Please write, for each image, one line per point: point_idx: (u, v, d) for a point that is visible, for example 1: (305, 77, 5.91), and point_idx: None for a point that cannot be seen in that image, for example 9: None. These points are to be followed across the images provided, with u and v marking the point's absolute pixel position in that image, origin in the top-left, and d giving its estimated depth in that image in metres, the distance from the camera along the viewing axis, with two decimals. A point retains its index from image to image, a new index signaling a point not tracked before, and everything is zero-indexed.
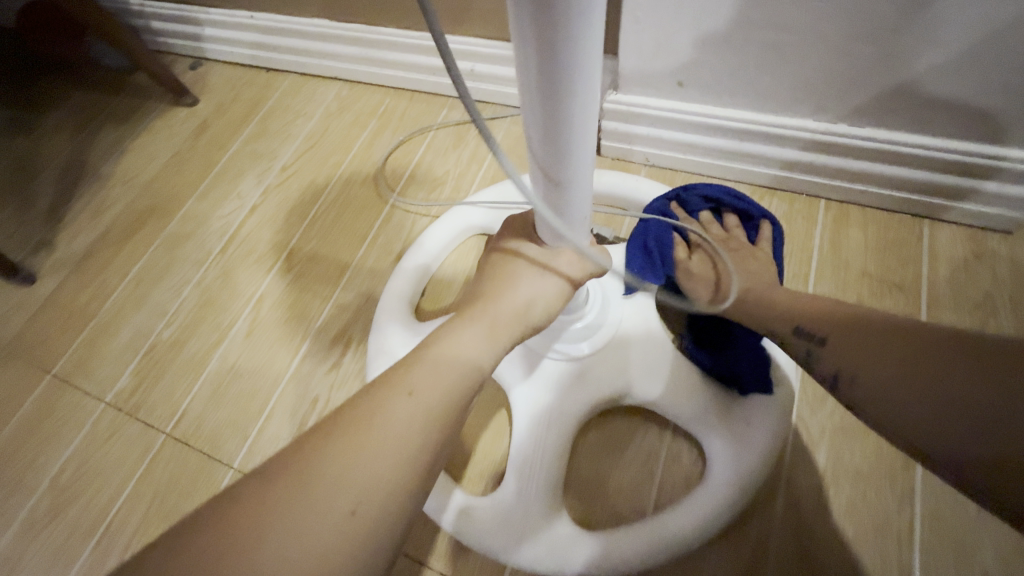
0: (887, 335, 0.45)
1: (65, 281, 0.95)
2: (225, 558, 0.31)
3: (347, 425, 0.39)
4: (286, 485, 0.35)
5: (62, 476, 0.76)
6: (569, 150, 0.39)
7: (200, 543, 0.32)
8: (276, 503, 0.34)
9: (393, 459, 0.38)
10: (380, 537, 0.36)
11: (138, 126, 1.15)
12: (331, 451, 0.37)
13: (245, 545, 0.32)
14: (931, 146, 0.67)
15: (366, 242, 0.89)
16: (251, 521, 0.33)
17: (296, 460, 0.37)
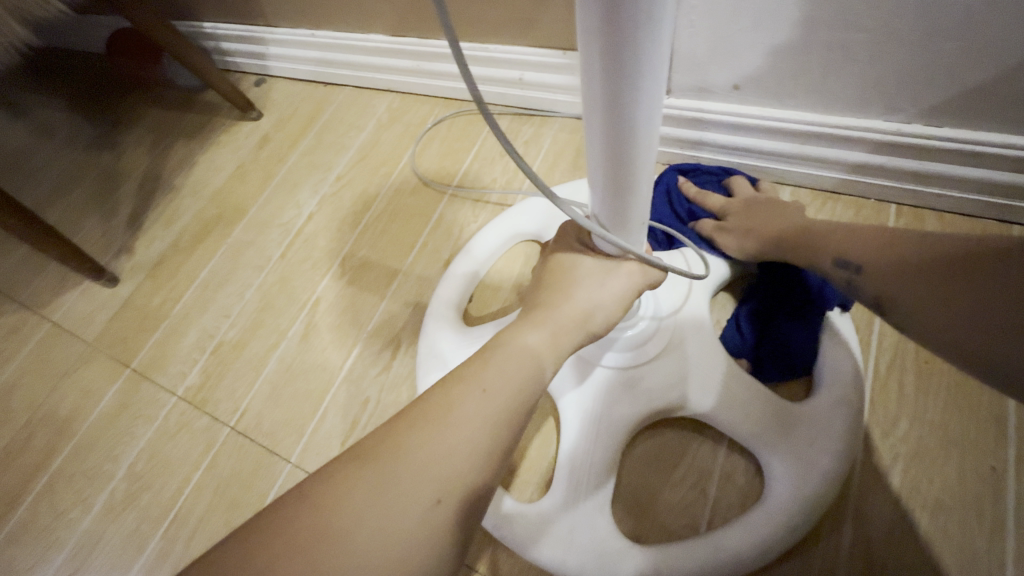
0: (937, 261, 0.44)
1: (142, 284, 1.03)
2: (321, 542, 0.32)
3: (420, 420, 0.40)
4: (373, 474, 0.36)
5: (137, 464, 0.82)
6: (628, 165, 0.39)
7: (291, 521, 0.33)
8: (367, 492, 0.35)
9: (464, 457, 0.38)
10: (454, 535, 0.36)
11: (207, 139, 1.23)
12: (411, 445, 0.38)
13: (340, 530, 0.33)
14: (1022, 147, 0.61)
15: (415, 249, 0.91)
16: (344, 507, 0.34)
17: (382, 450, 0.38)
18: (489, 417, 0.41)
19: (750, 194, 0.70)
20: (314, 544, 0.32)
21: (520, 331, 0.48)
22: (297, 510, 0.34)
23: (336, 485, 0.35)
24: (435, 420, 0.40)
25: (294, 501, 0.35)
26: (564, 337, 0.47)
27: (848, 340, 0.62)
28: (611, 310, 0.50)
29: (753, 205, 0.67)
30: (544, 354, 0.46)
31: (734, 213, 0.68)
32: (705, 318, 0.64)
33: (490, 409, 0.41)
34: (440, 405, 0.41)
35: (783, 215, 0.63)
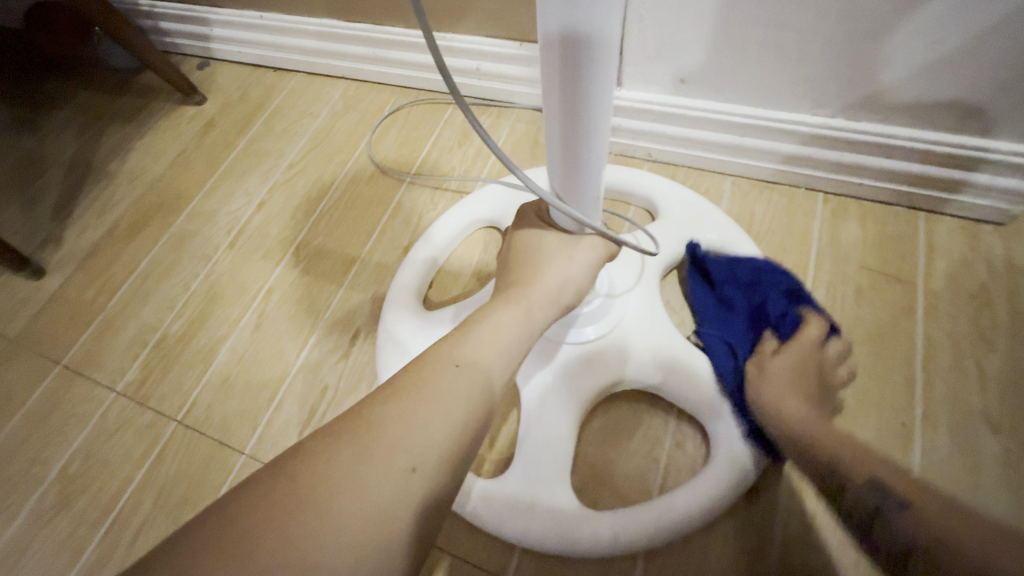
0: (960, 515, 0.42)
1: (73, 276, 0.96)
2: (296, 512, 0.32)
3: (395, 394, 0.40)
4: (349, 445, 0.36)
5: (72, 465, 0.76)
6: (585, 144, 0.41)
7: (263, 493, 0.33)
8: (343, 463, 0.35)
9: (438, 428, 0.39)
10: (429, 502, 0.37)
11: (145, 124, 1.16)
12: (386, 418, 0.38)
13: (316, 500, 0.33)
14: (927, 140, 0.69)
15: (373, 237, 0.90)
16: (320, 478, 0.34)
17: (358, 423, 0.38)
18: (456, 387, 0.42)
19: (827, 360, 0.62)
20: (294, 517, 0.32)
21: (483, 307, 0.49)
22: (273, 485, 0.34)
23: (312, 459, 0.35)
24: (404, 391, 0.40)
25: (268, 478, 0.34)
26: (530, 311, 0.49)
27: None
28: (571, 286, 0.52)
29: (814, 375, 0.60)
30: (506, 328, 0.47)
31: (802, 365, 0.60)
32: (655, 297, 0.68)
33: (454, 380, 0.42)
34: (410, 381, 0.41)
35: (812, 411, 0.55)
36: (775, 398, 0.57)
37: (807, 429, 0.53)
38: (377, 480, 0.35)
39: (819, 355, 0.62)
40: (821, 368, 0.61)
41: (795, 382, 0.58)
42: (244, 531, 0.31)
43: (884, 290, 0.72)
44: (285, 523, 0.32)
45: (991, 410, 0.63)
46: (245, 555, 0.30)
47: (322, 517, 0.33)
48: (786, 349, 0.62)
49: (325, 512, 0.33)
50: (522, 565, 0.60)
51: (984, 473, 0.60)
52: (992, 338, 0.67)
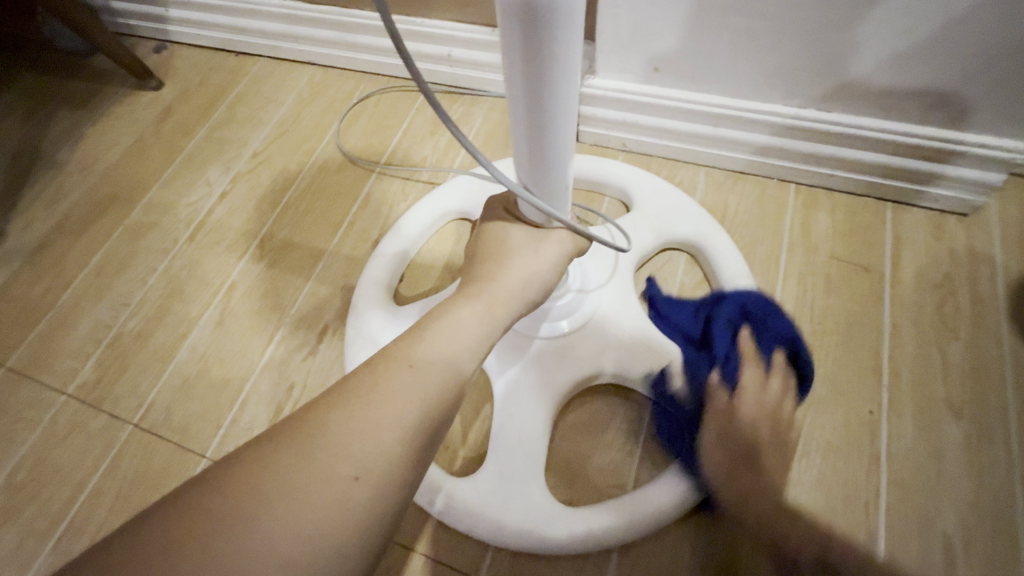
0: (850, 557, 0.47)
1: (19, 272, 0.90)
2: (226, 523, 0.31)
3: (353, 395, 0.38)
4: (288, 450, 0.34)
5: (19, 473, 0.72)
6: (551, 134, 0.40)
7: (193, 503, 0.31)
8: (281, 468, 0.33)
9: (392, 432, 0.37)
10: (379, 509, 0.35)
11: (97, 110, 1.10)
12: (333, 420, 0.36)
13: (249, 509, 0.31)
14: (892, 131, 0.70)
15: (342, 229, 0.87)
16: (253, 487, 0.32)
17: (300, 428, 0.36)
18: (420, 385, 0.40)
19: (775, 402, 0.58)
20: (219, 532, 0.30)
21: (453, 302, 0.47)
22: (202, 496, 0.32)
23: (247, 467, 0.33)
24: (363, 391, 0.38)
25: (200, 486, 0.32)
26: (500, 304, 0.47)
27: None
28: (543, 276, 0.50)
29: (761, 421, 0.57)
30: (473, 322, 0.45)
31: (747, 417, 0.57)
32: (629, 290, 0.67)
33: (421, 377, 0.41)
34: (365, 379, 0.40)
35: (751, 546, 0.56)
36: (723, 472, 0.55)
37: (761, 507, 0.52)
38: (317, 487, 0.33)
39: (765, 399, 0.58)
40: (772, 411, 0.57)
41: (744, 447, 0.55)
42: (166, 545, 0.30)
43: (853, 280, 0.73)
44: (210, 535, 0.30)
45: (954, 397, 0.64)
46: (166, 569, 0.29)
47: (251, 529, 0.31)
48: (734, 403, 0.58)
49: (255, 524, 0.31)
50: (495, 563, 0.59)
51: (946, 458, 0.61)
52: (954, 327, 0.68)
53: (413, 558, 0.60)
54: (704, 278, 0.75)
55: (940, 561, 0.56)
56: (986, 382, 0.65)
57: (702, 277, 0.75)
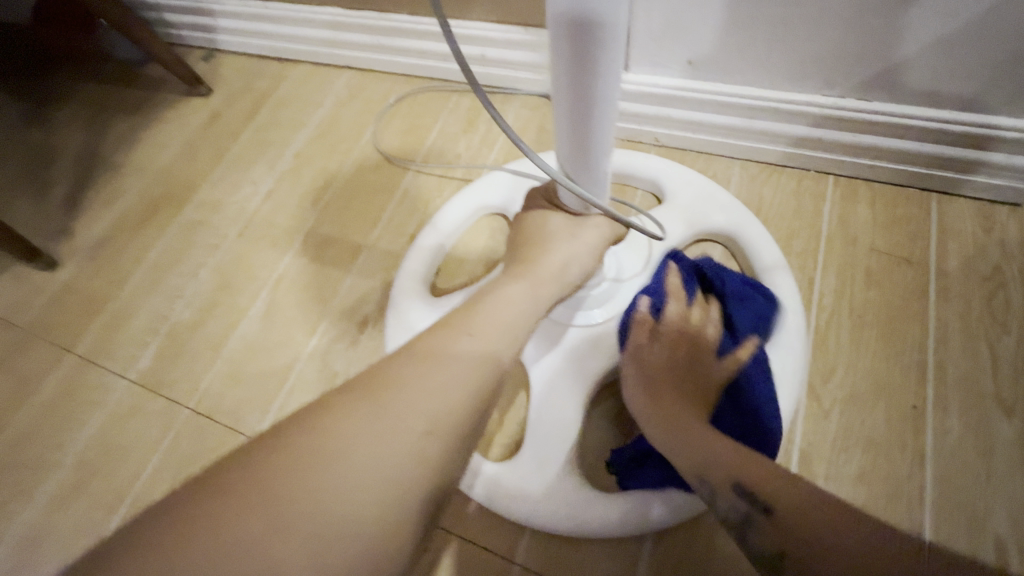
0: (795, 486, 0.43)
1: (83, 266, 0.97)
2: (322, 463, 0.33)
3: (418, 360, 0.41)
4: (368, 404, 0.37)
5: (86, 451, 0.78)
6: (592, 123, 0.41)
7: (291, 441, 0.34)
8: (364, 419, 0.36)
9: (458, 394, 0.40)
10: (446, 463, 0.37)
11: (151, 116, 1.17)
12: (404, 380, 0.39)
13: (339, 452, 0.34)
14: (938, 118, 0.68)
15: (379, 225, 0.90)
16: (341, 433, 0.35)
17: (376, 385, 0.38)
18: (479, 356, 0.42)
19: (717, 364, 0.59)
20: (314, 470, 0.32)
21: (501, 285, 0.49)
22: (294, 438, 0.34)
23: (333, 415, 0.36)
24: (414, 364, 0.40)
25: (292, 431, 0.35)
26: (538, 287, 0.49)
27: (791, 294, 0.67)
28: (580, 263, 0.52)
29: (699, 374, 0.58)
30: (517, 304, 0.47)
31: (682, 366, 0.58)
32: None
33: (476, 350, 0.43)
34: (426, 347, 0.42)
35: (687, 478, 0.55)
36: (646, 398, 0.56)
37: (684, 441, 0.50)
38: (390, 438, 0.35)
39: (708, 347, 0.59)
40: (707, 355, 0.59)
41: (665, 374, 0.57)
42: (253, 482, 0.32)
43: (895, 273, 0.71)
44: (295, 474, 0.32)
45: (1006, 392, 0.62)
46: (253, 505, 0.31)
47: (332, 473, 0.33)
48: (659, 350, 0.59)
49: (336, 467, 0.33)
50: (531, 547, 0.61)
51: (997, 455, 0.59)
52: (1005, 320, 0.66)
53: (451, 539, 0.62)
54: (739, 271, 0.74)
55: (991, 559, 0.54)
56: None
57: (737, 270, 0.74)
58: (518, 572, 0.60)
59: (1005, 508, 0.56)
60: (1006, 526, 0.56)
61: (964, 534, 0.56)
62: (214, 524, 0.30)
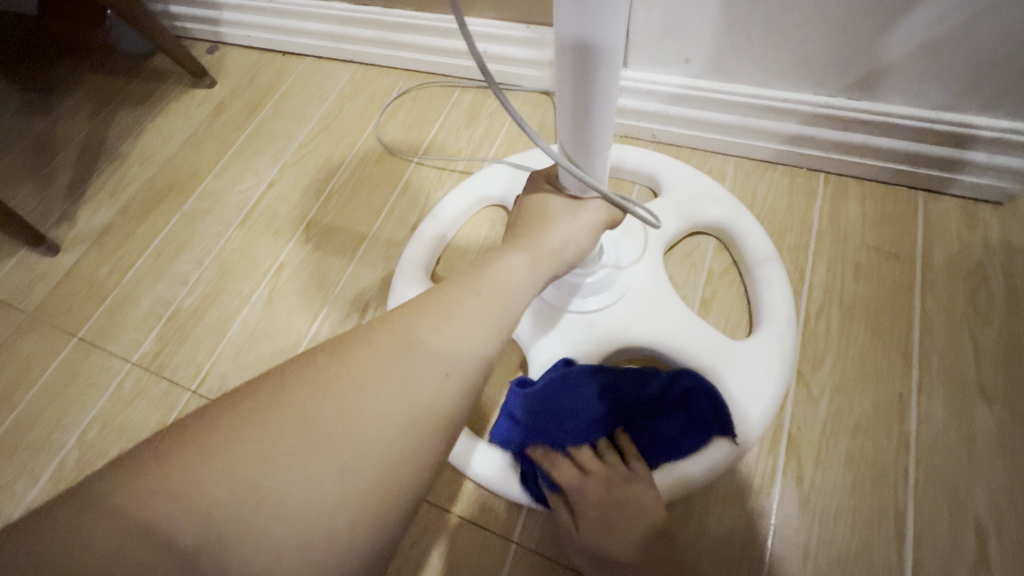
0: None
1: (86, 253, 0.98)
2: (346, 394, 0.34)
3: (436, 305, 0.41)
4: (390, 342, 0.38)
5: (89, 433, 0.79)
6: (594, 113, 0.43)
7: (317, 369, 0.36)
8: (386, 356, 0.37)
9: (476, 342, 0.40)
10: (462, 407, 0.38)
11: (156, 107, 1.18)
12: (423, 324, 0.39)
13: (362, 385, 0.35)
14: (925, 118, 0.70)
15: (382, 215, 0.92)
16: (364, 368, 0.36)
17: (397, 325, 0.39)
18: (496, 307, 0.43)
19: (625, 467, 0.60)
20: (339, 399, 0.34)
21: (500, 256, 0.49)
22: (321, 366, 0.36)
23: (357, 349, 0.37)
24: (425, 312, 0.41)
25: (320, 358, 0.36)
26: (537, 261, 0.49)
27: (781, 285, 0.69)
28: (580, 248, 0.53)
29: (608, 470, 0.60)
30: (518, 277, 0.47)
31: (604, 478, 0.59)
32: (660, 268, 0.68)
33: (491, 304, 0.43)
34: (445, 295, 0.42)
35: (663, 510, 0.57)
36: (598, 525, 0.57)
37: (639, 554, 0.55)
38: (405, 375, 0.36)
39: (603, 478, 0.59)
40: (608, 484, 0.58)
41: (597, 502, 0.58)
42: (283, 406, 0.33)
43: (882, 267, 0.73)
44: (313, 405, 0.34)
45: (987, 381, 0.64)
46: (282, 424, 0.33)
47: (348, 406, 0.34)
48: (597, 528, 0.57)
49: (353, 399, 0.34)
50: (528, 527, 0.63)
51: (978, 441, 0.61)
52: (988, 313, 0.68)
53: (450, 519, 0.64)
54: (732, 263, 0.76)
55: (971, 540, 0.57)
56: (1021, 368, 0.64)
57: (730, 263, 0.77)
58: (515, 550, 0.62)
59: (984, 491, 0.58)
60: (985, 509, 0.58)
61: (946, 516, 0.58)
62: (250, 435, 0.32)
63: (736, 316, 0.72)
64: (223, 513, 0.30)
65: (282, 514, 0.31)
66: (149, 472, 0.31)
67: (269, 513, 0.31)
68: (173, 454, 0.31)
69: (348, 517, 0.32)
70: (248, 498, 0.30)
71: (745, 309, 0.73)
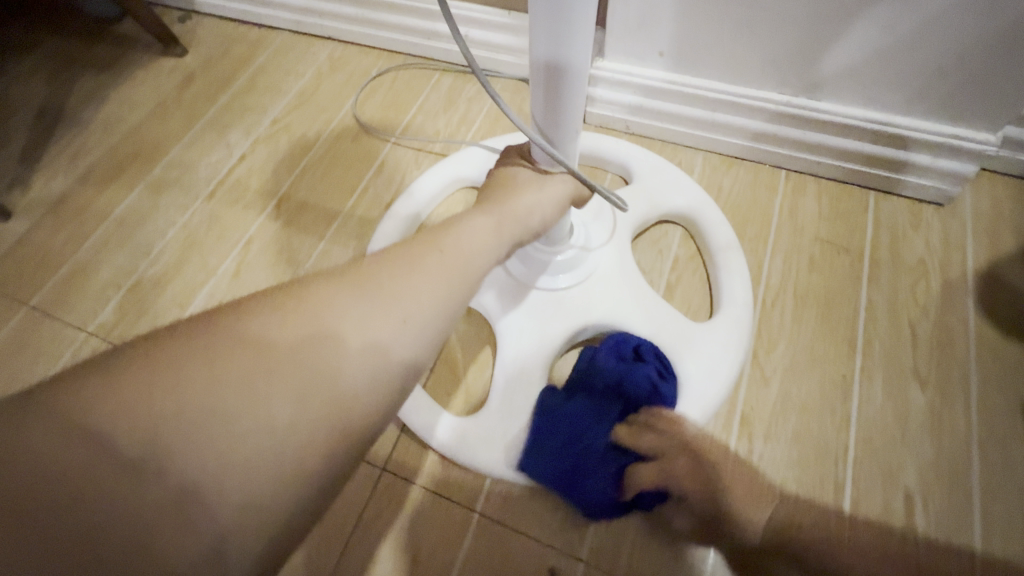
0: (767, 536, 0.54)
1: (42, 219, 0.94)
2: (304, 325, 0.35)
3: (397, 257, 0.43)
4: (350, 285, 0.39)
5: None
6: (565, 85, 0.46)
7: (277, 303, 0.37)
8: (345, 297, 0.38)
9: (436, 294, 0.42)
10: (419, 352, 0.39)
11: (122, 73, 1.14)
12: (385, 273, 0.41)
13: (320, 319, 0.36)
14: (877, 120, 0.75)
15: (357, 193, 0.91)
16: (323, 306, 0.37)
17: (358, 271, 0.41)
18: (457, 265, 0.44)
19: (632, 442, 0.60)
20: (297, 330, 0.35)
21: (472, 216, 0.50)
22: (280, 301, 0.37)
23: (318, 289, 0.38)
24: (391, 265, 0.41)
25: (280, 294, 0.38)
26: (501, 223, 0.50)
27: (739, 272, 0.72)
28: (546, 216, 0.54)
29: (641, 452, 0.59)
30: (483, 238, 0.48)
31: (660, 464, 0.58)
32: (628, 250, 0.71)
33: (452, 262, 0.44)
34: (408, 251, 0.44)
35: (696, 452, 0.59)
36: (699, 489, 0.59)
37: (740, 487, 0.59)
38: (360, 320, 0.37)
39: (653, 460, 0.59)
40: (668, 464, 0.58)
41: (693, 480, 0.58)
42: (240, 332, 0.34)
43: (834, 260, 0.78)
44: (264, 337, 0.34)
45: (922, 365, 0.69)
46: (238, 347, 0.33)
47: (305, 336, 0.35)
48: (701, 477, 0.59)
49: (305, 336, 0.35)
50: (491, 498, 0.64)
51: (911, 419, 0.66)
52: (926, 303, 0.73)
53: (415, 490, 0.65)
54: (696, 251, 0.80)
55: (901, 509, 0.61)
56: (952, 354, 0.69)
57: (695, 251, 0.80)
58: (478, 520, 0.63)
59: (916, 467, 0.63)
60: (916, 483, 0.62)
61: (880, 488, 0.62)
62: (204, 355, 0.33)
63: (698, 301, 0.75)
64: (169, 425, 0.30)
65: (221, 436, 0.30)
66: (89, 386, 0.31)
67: (208, 432, 0.30)
68: (122, 369, 0.31)
69: (298, 441, 0.33)
70: (196, 413, 0.31)
71: (706, 294, 0.76)
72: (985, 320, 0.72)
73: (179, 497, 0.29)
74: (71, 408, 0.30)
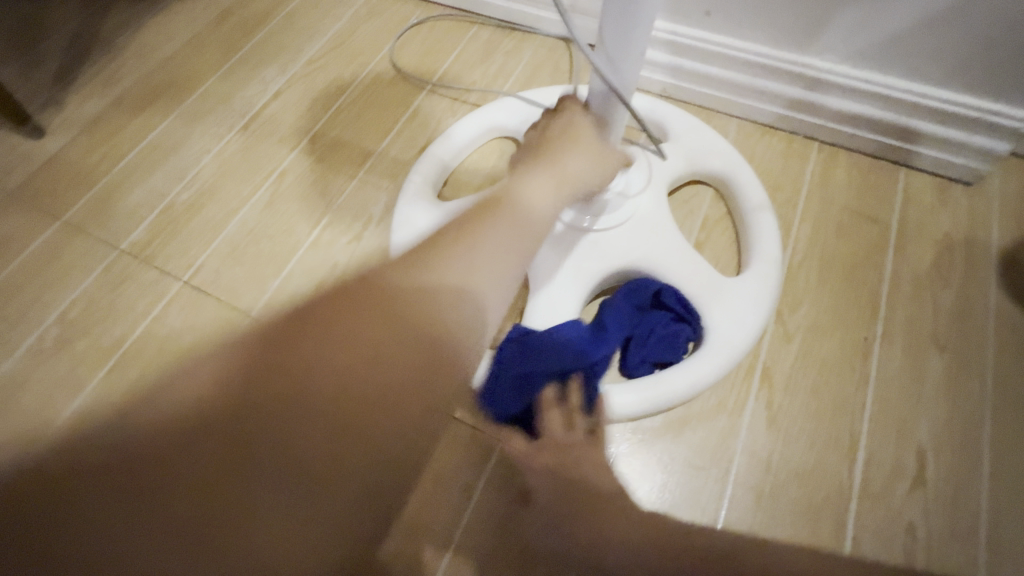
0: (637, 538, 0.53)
1: (75, 139, 0.94)
2: (365, 321, 0.32)
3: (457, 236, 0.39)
4: (409, 274, 0.35)
5: (71, 311, 0.77)
6: (628, 21, 0.46)
7: (327, 305, 0.33)
8: (405, 290, 0.34)
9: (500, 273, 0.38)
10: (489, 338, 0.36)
11: (157, 4, 1.13)
12: (444, 253, 0.37)
13: (383, 313, 0.33)
14: (916, 93, 0.76)
15: (391, 135, 0.92)
16: (385, 298, 0.34)
17: (413, 259, 0.36)
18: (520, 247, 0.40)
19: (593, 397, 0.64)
20: (361, 328, 0.32)
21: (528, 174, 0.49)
22: (334, 300, 0.33)
23: (373, 286, 0.34)
24: (453, 247, 0.38)
25: (337, 290, 0.34)
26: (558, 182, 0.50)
27: (770, 232, 0.74)
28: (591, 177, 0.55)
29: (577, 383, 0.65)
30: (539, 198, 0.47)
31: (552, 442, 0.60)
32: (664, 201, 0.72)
33: (513, 240, 0.40)
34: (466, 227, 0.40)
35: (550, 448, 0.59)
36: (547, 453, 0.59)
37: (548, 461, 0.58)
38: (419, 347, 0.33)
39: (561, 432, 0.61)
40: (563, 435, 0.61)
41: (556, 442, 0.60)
42: (298, 341, 0.31)
43: (861, 228, 0.79)
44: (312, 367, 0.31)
45: (940, 334, 0.71)
46: (303, 353, 0.31)
47: (370, 338, 0.32)
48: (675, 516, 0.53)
49: (360, 379, 0.31)
50: None
51: (927, 382, 0.67)
52: (947, 276, 0.75)
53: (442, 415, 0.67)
54: (726, 212, 0.81)
55: (911, 464, 0.63)
56: (970, 325, 0.71)
57: (724, 212, 0.81)
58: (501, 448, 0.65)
59: (928, 425, 0.65)
60: (927, 439, 0.64)
61: (893, 442, 0.64)
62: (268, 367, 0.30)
63: (725, 259, 0.77)
64: (248, 445, 0.28)
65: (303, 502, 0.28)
66: (142, 422, 0.28)
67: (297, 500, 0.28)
68: (183, 393, 0.29)
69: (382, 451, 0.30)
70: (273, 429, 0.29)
71: (734, 254, 0.77)
72: (1004, 295, 0.73)
73: (270, 527, 0.27)
74: (76, 490, 0.27)
